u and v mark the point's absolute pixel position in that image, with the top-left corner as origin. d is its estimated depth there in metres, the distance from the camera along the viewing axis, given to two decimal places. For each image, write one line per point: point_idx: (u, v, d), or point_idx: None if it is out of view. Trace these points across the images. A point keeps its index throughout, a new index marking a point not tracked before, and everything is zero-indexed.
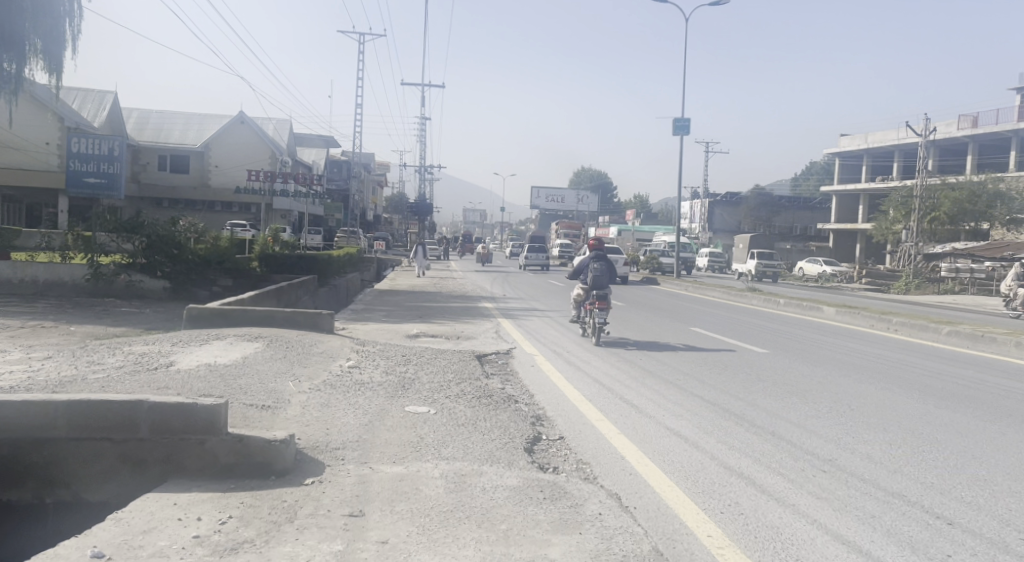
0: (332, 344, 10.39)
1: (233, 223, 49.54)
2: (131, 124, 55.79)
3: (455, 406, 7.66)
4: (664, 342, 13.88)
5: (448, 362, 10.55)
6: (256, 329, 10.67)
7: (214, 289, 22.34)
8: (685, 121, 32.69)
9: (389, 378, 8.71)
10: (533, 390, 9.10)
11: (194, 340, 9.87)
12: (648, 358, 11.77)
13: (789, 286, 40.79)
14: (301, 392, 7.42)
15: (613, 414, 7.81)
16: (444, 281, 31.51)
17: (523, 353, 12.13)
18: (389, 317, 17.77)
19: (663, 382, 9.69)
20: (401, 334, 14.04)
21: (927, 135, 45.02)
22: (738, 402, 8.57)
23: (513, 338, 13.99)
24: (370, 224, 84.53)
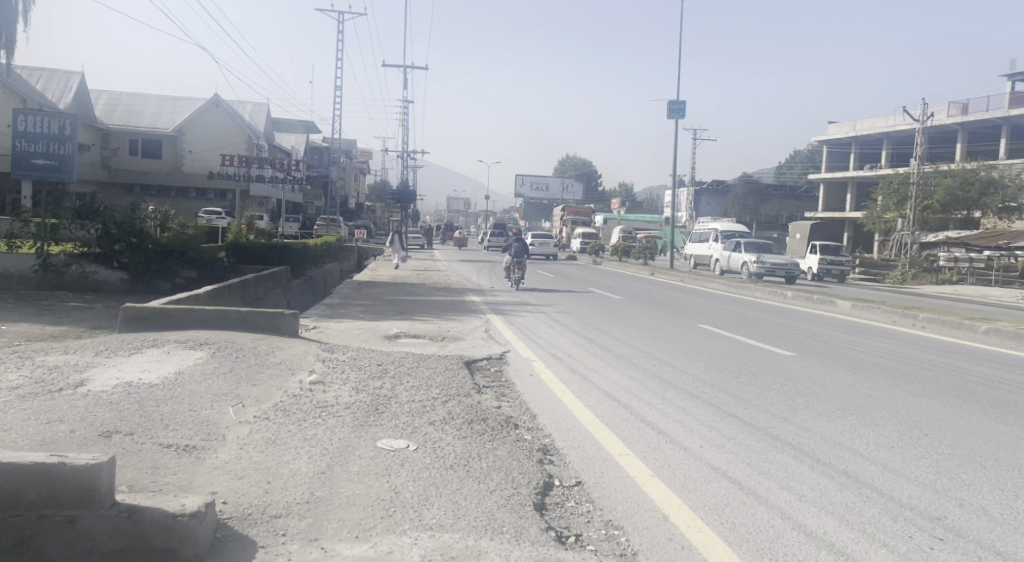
0: (294, 352, 8.73)
1: (207, 211, 47.72)
2: (100, 106, 53.68)
3: (441, 439, 6.02)
4: (679, 341, 12.35)
5: (434, 372, 8.93)
6: (202, 334, 8.99)
7: (178, 280, 20.59)
8: (679, 104, 31.12)
9: (359, 397, 7.10)
10: (535, 410, 7.51)
11: (125, 349, 8.20)
12: (663, 364, 10.17)
13: (880, 289, 31.30)
14: (243, 422, 5.77)
15: (638, 446, 6.24)
16: (426, 271, 29.89)
17: (517, 359, 10.53)
18: (366, 313, 16.15)
19: (690, 398, 8.07)
20: (378, 335, 12.40)
21: (924, 120, 43.60)
22: (786, 424, 6.99)
23: (506, 339, 12.31)
24: (351, 211, 82.61)
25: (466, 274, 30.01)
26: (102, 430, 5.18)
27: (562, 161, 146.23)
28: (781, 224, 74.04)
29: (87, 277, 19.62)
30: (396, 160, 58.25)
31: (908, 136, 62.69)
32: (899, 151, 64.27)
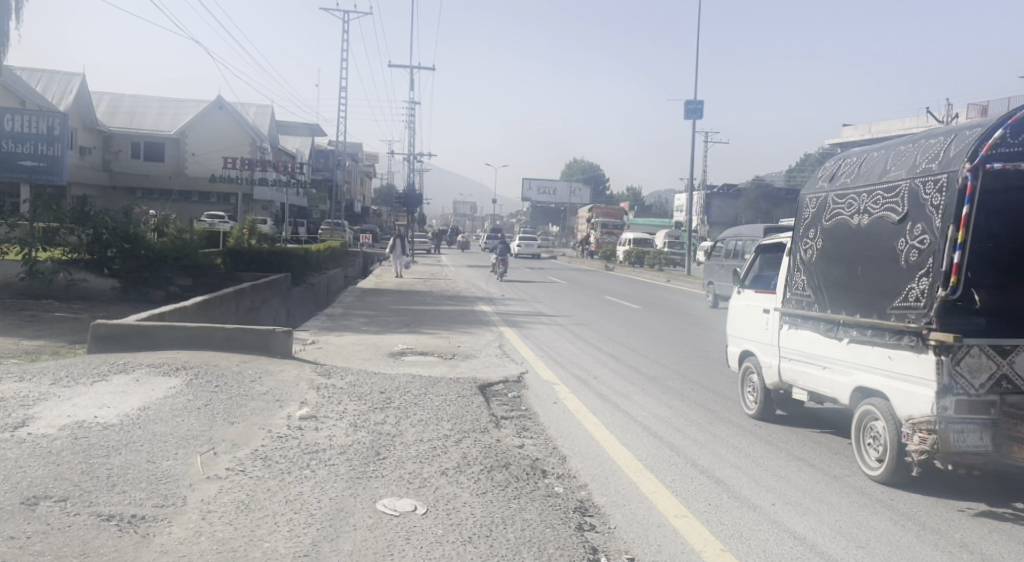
0: (285, 379, 7.58)
1: (210, 215, 46.84)
2: (101, 108, 52.72)
3: (456, 497, 4.90)
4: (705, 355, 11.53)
5: (446, 400, 7.81)
6: (181, 356, 7.88)
7: (172, 288, 19.68)
8: (697, 104, 30.03)
9: (359, 438, 5.98)
10: (566, 451, 6.39)
11: (90, 374, 7.10)
12: (705, 390, 9.04)
13: None
14: (212, 479, 4.65)
15: (698, 505, 5.11)
16: (434, 278, 28.87)
17: (539, 381, 9.44)
18: (370, 324, 15.10)
19: (747, 436, 6.92)
20: (382, 352, 11.28)
21: (947, 121, 42.41)
22: (871, 473, 5.84)
23: (523, 357, 11.19)
24: (357, 215, 81.71)
25: (474, 281, 28.92)
26: (26, 497, 4.05)
27: (570, 165, 144.80)
28: None
29: (76, 285, 18.64)
30: (404, 162, 57.17)
31: None
32: None
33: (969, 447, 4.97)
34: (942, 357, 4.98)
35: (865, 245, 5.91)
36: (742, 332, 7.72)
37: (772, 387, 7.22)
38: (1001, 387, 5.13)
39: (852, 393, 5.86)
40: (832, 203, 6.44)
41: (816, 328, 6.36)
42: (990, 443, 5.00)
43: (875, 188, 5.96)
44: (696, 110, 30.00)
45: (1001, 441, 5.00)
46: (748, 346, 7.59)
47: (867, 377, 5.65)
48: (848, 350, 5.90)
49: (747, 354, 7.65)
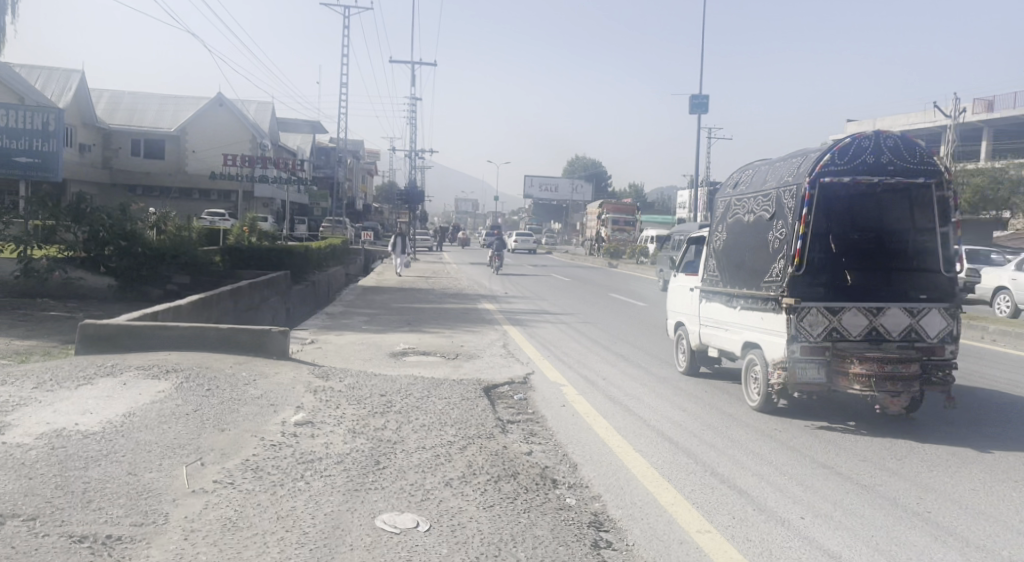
0: (281, 382, 7.24)
1: (211, 212, 46.51)
2: (101, 106, 52.31)
3: (462, 511, 4.54)
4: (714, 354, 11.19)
5: (451, 403, 7.46)
6: (172, 358, 7.55)
7: (170, 286, 19.31)
8: (703, 98, 29.63)
9: (357, 446, 5.62)
10: (579, 459, 6.03)
11: (76, 377, 6.74)
12: (719, 391, 8.70)
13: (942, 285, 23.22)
14: (198, 493, 4.30)
15: (723, 519, 4.74)
16: (436, 275, 28.55)
17: (547, 382, 9.10)
18: (372, 323, 14.75)
19: (767, 441, 6.58)
20: (383, 352, 10.95)
21: (955, 115, 41.99)
22: (903, 482, 5.50)
23: (529, 356, 10.85)
24: (358, 212, 81.34)
25: (477, 279, 28.58)
26: None
27: (572, 162, 144.14)
28: None
29: (73, 284, 18.39)
30: (405, 158, 56.80)
31: (931, 135, 60.89)
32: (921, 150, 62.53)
33: (808, 379, 7.10)
34: (791, 314, 7.18)
35: (750, 236, 8.26)
36: (675, 306, 9.92)
37: (695, 346, 9.34)
38: (833, 336, 7.29)
39: (742, 348, 8.07)
40: (732, 208, 8.80)
41: (719, 300, 8.65)
42: (825, 376, 7.12)
43: (757, 197, 8.34)
44: (702, 105, 29.60)
45: (834, 374, 7.10)
46: (680, 316, 9.76)
47: (750, 335, 7.87)
48: (740, 314, 8.13)
49: (678, 325, 9.87)
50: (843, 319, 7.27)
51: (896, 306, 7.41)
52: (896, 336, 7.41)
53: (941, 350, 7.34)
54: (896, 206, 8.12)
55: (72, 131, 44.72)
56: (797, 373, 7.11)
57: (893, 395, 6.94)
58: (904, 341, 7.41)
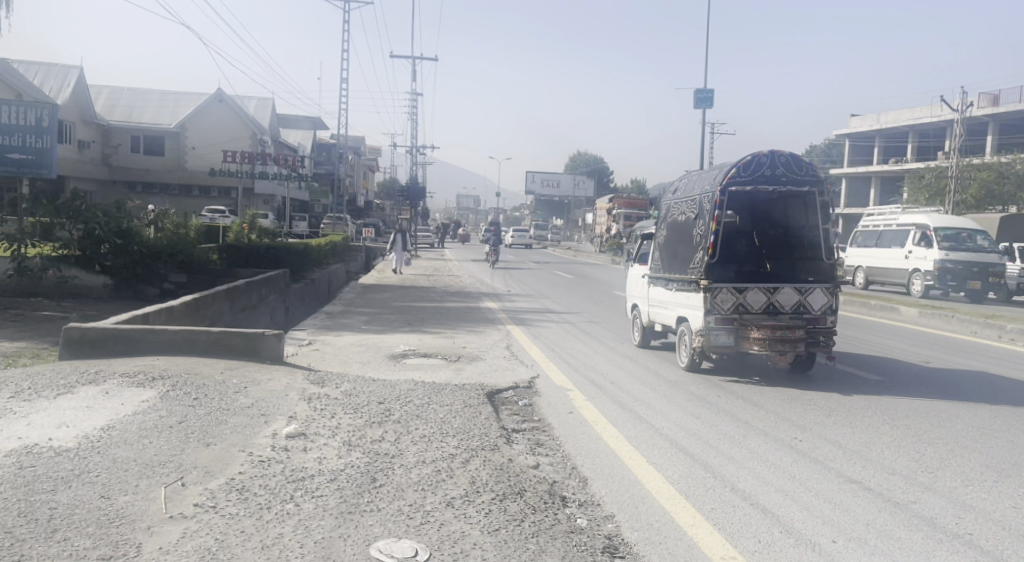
0: (275, 388, 6.86)
1: (211, 209, 46.18)
2: (100, 102, 51.93)
3: (466, 537, 4.17)
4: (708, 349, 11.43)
5: (452, 411, 7.09)
6: (158, 363, 7.18)
7: (167, 285, 18.90)
8: (707, 92, 29.24)
9: (353, 461, 5.26)
10: (590, 473, 5.65)
11: (56, 385, 6.37)
12: (733, 396, 8.34)
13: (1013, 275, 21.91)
14: (177, 519, 3.93)
15: (750, 545, 4.36)
16: (438, 272, 28.20)
17: (554, 385, 8.74)
18: (371, 323, 14.40)
19: (789, 452, 6.21)
20: (383, 354, 10.60)
21: (962, 109, 41.53)
22: (940, 500, 5.13)
23: (533, 358, 10.49)
24: (359, 209, 80.99)
25: (479, 276, 28.25)
26: None
27: (573, 158, 143.57)
28: None
29: (68, 282, 17.99)
30: (406, 154, 56.36)
31: (935, 130, 60.43)
32: (925, 144, 62.09)
33: (720, 344, 8.99)
34: (707, 293, 9.05)
35: (677, 234, 10.24)
36: (632, 291, 11.80)
37: (647, 322, 11.21)
38: (740, 310, 9.13)
39: (675, 321, 9.96)
40: (670, 210, 10.64)
41: (659, 285, 10.58)
42: (733, 340, 8.99)
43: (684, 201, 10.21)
44: (707, 100, 29.20)
45: (739, 338, 9.00)
46: (635, 299, 11.65)
47: (681, 311, 9.78)
48: (673, 295, 10.01)
49: (635, 305, 11.75)
50: (747, 294, 9.13)
51: (789, 286, 9.17)
52: (791, 307, 9.21)
53: (826, 317, 9.23)
54: (801, 207, 9.87)
55: (71, 127, 44.38)
56: (708, 339, 9.00)
57: (782, 353, 8.94)
58: (796, 313, 9.21)
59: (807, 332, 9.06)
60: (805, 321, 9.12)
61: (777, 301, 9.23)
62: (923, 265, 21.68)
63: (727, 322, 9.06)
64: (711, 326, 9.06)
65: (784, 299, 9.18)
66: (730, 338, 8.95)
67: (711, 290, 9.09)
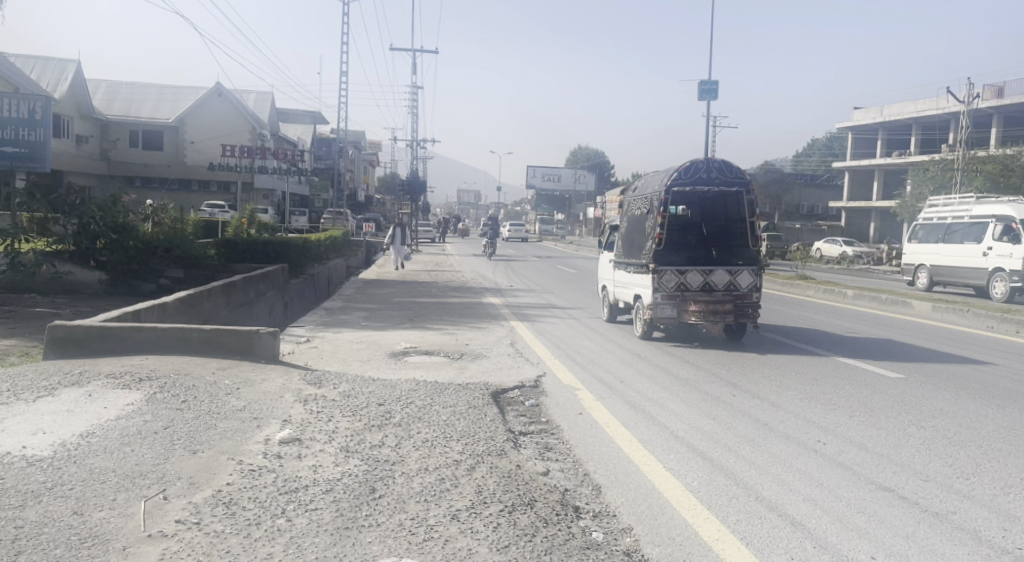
0: (269, 389, 6.51)
1: (210, 204, 45.84)
2: (98, 97, 51.55)
3: (474, 556, 3.82)
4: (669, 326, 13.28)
5: (456, 412, 6.73)
6: (146, 363, 6.83)
7: (163, 281, 18.55)
8: (712, 84, 28.84)
9: (351, 469, 4.90)
10: (605, 482, 5.28)
11: (37, 387, 6.00)
12: (749, 395, 7.99)
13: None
14: (158, 539, 3.58)
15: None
16: (439, 267, 27.84)
17: (562, 384, 8.40)
18: (372, 319, 14.06)
19: (814, 456, 5.85)
20: (383, 352, 10.25)
21: (969, 100, 41.04)
22: (981, 509, 4.77)
23: (539, 355, 10.15)
24: (359, 203, 80.58)
25: (481, 270, 27.89)
26: None
27: (575, 152, 142.94)
28: (805, 216, 71.85)
29: (61, 278, 17.50)
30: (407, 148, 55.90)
31: (939, 122, 59.95)
32: (928, 137, 61.61)
33: (665, 316, 10.98)
34: (655, 274, 11.01)
35: (634, 225, 12.36)
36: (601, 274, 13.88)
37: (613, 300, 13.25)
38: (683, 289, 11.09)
39: (634, 297, 11.94)
40: (629, 205, 12.70)
41: (620, 268, 12.69)
42: (675, 313, 10.99)
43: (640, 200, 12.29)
44: (712, 91, 28.80)
45: (681, 311, 10.98)
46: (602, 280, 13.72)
47: (637, 289, 11.77)
48: (631, 276, 12.05)
49: (605, 286, 13.69)
50: (687, 274, 11.08)
51: (721, 268, 11.10)
52: (724, 285, 11.14)
53: (752, 293, 11.18)
54: None
55: (69, 121, 44.05)
56: (655, 311, 10.98)
57: (716, 322, 10.97)
58: (728, 290, 11.14)
59: (736, 305, 11.03)
60: (734, 296, 11.08)
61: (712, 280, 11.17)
62: (1005, 265, 20.27)
63: (671, 298, 11.03)
64: (658, 300, 11.05)
65: (718, 279, 11.09)
66: (673, 311, 10.91)
67: (658, 272, 11.05)
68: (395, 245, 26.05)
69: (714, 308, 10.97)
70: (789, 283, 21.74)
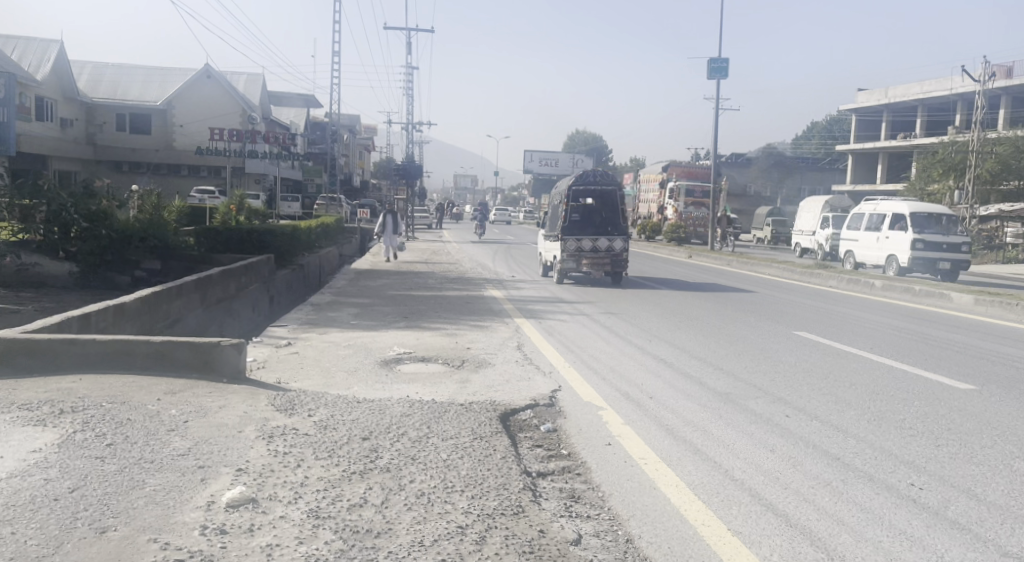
0: (226, 422, 5.20)
1: (200, 189, 44.48)
2: (84, 78, 50.01)
3: None
4: (591, 280, 19.61)
5: (459, 448, 5.45)
6: (77, 388, 5.54)
7: (139, 273, 17.10)
8: (722, 62, 27.46)
9: (324, 550, 3.63)
10: (660, 558, 3.98)
11: None
12: (803, 414, 6.75)
13: None
14: None
15: None
16: (435, 256, 26.56)
17: (582, 403, 7.14)
18: (364, 316, 12.83)
19: (918, 512, 4.58)
20: (372, 359, 8.99)
21: (984, 80, 39.65)
22: None
23: (552, 363, 8.91)
24: (354, 189, 79.07)
25: (480, 259, 26.58)
26: None
27: (572, 137, 140.99)
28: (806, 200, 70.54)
29: (28, 271, 16.37)
30: (402, 131, 54.35)
31: (944, 103, 58.55)
32: (934, 119, 60.20)
33: (569, 267, 17.94)
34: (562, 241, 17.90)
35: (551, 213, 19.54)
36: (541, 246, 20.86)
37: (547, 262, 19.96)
38: (580, 249, 17.93)
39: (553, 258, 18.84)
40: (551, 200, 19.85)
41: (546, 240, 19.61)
42: (573, 264, 17.91)
43: (556, 195, 19.50)
44: (722, 71, 27.46)
45: (578, 263, 17.93)
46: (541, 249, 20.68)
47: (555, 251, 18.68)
48: (551, 244, 19.01)
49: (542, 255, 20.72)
50: (581, 242, 18.00)
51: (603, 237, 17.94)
52: (606, 248, 17.98)
53: (624, 252, 18.02)
54: (615, 195, 19.22)
55: (53, 103, 42.46)
56: (563, 265, 17.90)
57: (598, 269, 17.88)
58: (607, 251, 17.97)
59: (612, 260, 17.94)
60: (612, 254, 17.93)
61: (598, 244, 18.07)
62: None
63: (572, 256, 17.97)
64: (564, 258, 18.11)
65: (602, 244, 17.93)
66: (574, 265, 17.92)
67: (564, 242, 18.03)
68: (383, 234, 24.22)
69: (599, 262, 17.93)
70: (809, 273, 20.44)
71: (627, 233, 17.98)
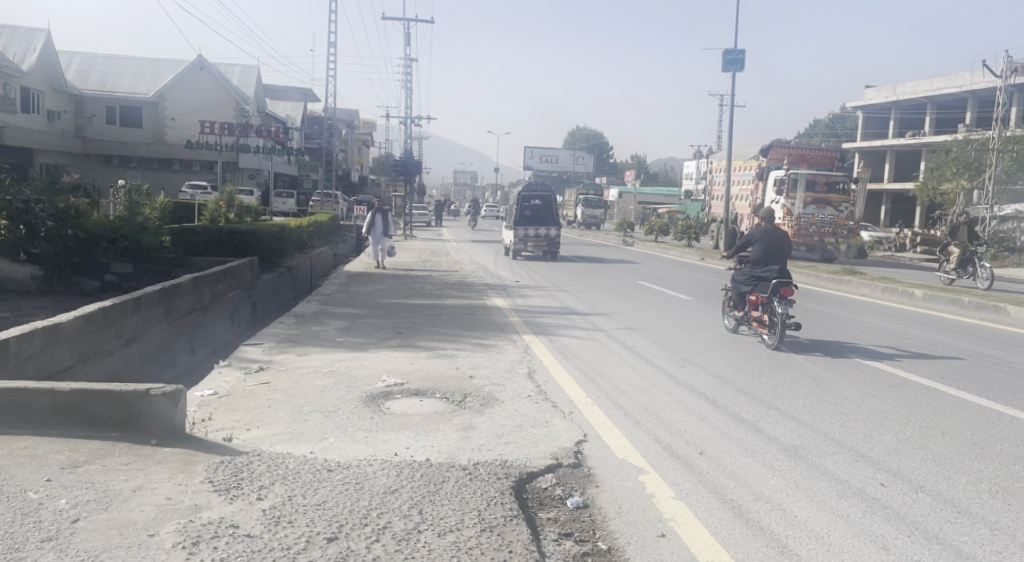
0: (135, 520, 3.72)
1: (190, 184, 42.96)
2: (72, 70, 48.37)
3: None
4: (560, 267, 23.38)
5: (462, 550, 3.93)
6: None
7: (109, 277, 15.52)
8: (737, 53, 25.93)
9: None
10: None
11: None
12: (902, 483, 5.25)
13: None
14: None
15: None
16: (434, 257, 25.04)
17: (616, 462, 5.63)
18: (353, 330, 11.38)
19: None
20: (357, 392, 7.50)
21: (1005, 76, 38.05)
22: None
23: (571, 398, 7.45)
24: (353, 185, 77.46)
25: (482, 260, 25.13)
26: None
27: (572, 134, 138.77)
28: None
29: None
30: (400, 126, 52.78)
31: (955, 101, 56.92)
32: (943, 116, 58.58)
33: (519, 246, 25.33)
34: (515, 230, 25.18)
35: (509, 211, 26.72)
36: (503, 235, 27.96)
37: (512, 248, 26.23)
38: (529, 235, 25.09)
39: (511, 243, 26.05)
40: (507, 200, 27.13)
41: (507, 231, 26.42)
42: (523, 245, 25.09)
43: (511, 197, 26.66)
44: (737, 63, 25.94)
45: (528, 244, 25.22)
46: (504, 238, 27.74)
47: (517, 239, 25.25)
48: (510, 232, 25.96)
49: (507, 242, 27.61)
50: (529, 231, 25.22)
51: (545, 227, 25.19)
52: (545, 234, 25.26)
53: (558, 237, 25.32)
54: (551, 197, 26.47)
55: (39, 96, 40.92)
56: (515, 246, 25.26)
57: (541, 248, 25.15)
58: (545, 236, 25.29)
59: (548, 243, 25.28)
60: (548, 239, 25.24)
61: (540, 231, 25.29)
62: None
63: (521, 239, 25.34)
64: (517, 242, 25.59)
65: (542, 231, 25.23)
66: (523, 247, 25.26)
67: (515, 230, 25.36)
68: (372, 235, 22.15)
69: (540, 243, 25.26)
70: (835, 279, 18.92)
71: (560, 224, 25.16)
